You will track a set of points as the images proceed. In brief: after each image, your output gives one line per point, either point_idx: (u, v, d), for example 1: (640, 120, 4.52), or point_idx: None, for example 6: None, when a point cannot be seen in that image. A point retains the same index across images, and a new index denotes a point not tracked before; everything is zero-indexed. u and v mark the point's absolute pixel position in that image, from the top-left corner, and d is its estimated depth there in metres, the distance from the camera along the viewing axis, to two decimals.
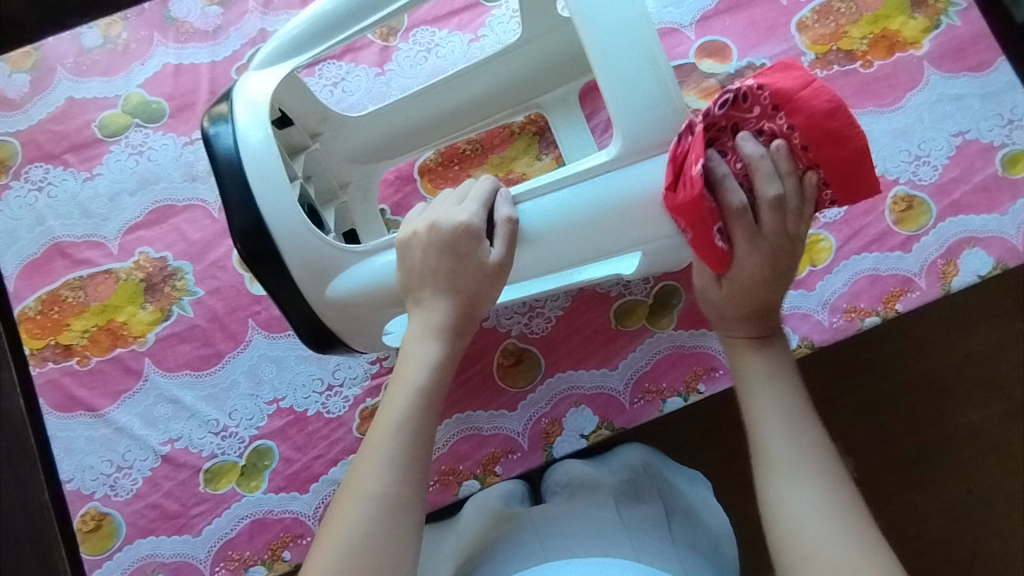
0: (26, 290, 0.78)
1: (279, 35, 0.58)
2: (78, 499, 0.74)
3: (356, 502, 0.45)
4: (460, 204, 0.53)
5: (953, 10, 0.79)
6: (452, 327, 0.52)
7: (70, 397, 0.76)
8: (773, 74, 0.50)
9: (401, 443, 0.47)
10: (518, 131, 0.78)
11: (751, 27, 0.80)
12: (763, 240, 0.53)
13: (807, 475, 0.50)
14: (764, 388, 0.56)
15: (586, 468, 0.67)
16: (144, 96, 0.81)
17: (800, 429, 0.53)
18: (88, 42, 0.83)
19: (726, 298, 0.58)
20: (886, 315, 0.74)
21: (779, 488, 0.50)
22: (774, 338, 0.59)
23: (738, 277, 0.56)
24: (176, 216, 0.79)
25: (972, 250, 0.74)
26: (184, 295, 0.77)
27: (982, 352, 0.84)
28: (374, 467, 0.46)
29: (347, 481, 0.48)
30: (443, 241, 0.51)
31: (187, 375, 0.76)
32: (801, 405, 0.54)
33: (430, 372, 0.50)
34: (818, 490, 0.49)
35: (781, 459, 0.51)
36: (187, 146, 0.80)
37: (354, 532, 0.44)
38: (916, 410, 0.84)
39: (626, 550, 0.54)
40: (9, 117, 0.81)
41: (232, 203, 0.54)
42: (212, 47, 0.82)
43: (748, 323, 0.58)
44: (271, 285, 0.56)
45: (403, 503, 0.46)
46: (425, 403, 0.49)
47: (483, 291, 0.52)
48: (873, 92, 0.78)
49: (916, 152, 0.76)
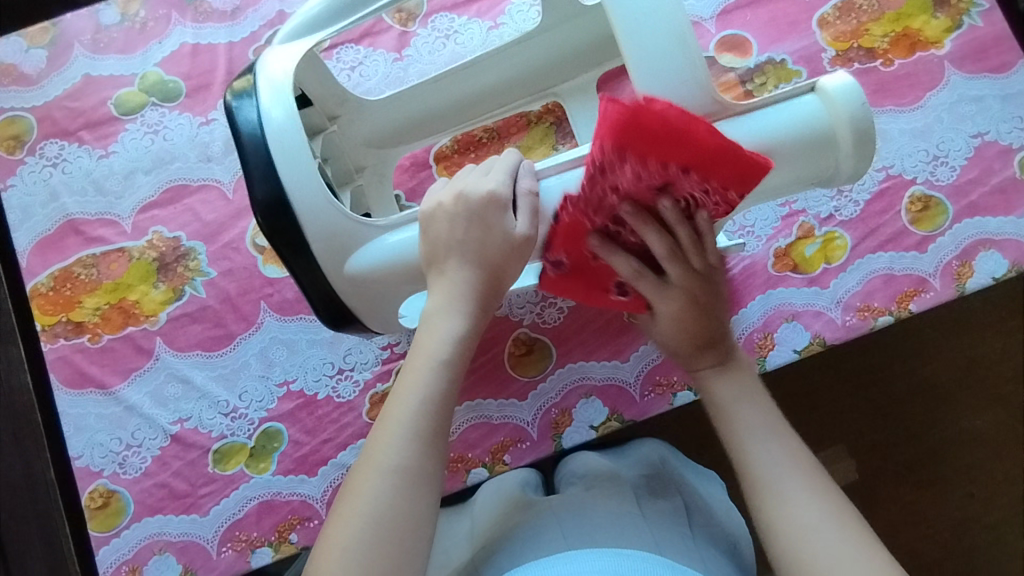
0: (39, 266, 0.78)
1: (300, 14, 0.58)
2: (86, 476, 0.74)
3: (376, 476, 0.45)
4: (488, 175, 0.53)
5: (976, 10, 0.78)
6: (472, 300, 0.51)
7: (81, 374, 0.76)
8: (618, 138, 0.45)
9: (422, 419, 0.47)
10: (535, 121, 0.78)
11: (772, 21, 0.80)
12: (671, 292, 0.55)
13: (798, 473, 0.49)
14: (747, 404, 0.55)
15: (601, 461, 0.68)
16: (161, 75, 0.81)
17: (783, 438, 0.52)
18: (105, 19, 0.82)
19: (669, 331, 0.59)
20: (899, 314, 0.74)
21: (767, 495, 0.48)
22: (731, 356, 0.58)
23: (659, 299, 0.55)
24: (190, 196, 0.79)
25: (988, 252, 0.74)
26: (197, 275, 0.77)
27: (987, 355, 0.84)
28: (395, 443, 0.46)
29: (364, 455, 0.47)
30: (470, 210, 0.51)
31: (198, 355, 0.76)
32: (779, 421, 0.53)
33: (453, 347, 0.50)
34: (809, 487, 0.48)
35: (770, 478, 0.49)
36: (202, 127, 0.80)
37: (375, 507, 0.44)
38: (919, 413, 0.84)
39: (648, 541, 0.54)
40: (26, 93, 0.81)
41: (255, 177, 0.54)
42: (230, 28, 0.81)
43: (701, 351, 0.58)
44: (292, 260, 0.56)
45: (423, 479, 0.46)
46: (447, 377, 0.49)
47: (508, 264, 0.51)
48: (893, 91, 0.78)
49: (935, 152, 0.76)
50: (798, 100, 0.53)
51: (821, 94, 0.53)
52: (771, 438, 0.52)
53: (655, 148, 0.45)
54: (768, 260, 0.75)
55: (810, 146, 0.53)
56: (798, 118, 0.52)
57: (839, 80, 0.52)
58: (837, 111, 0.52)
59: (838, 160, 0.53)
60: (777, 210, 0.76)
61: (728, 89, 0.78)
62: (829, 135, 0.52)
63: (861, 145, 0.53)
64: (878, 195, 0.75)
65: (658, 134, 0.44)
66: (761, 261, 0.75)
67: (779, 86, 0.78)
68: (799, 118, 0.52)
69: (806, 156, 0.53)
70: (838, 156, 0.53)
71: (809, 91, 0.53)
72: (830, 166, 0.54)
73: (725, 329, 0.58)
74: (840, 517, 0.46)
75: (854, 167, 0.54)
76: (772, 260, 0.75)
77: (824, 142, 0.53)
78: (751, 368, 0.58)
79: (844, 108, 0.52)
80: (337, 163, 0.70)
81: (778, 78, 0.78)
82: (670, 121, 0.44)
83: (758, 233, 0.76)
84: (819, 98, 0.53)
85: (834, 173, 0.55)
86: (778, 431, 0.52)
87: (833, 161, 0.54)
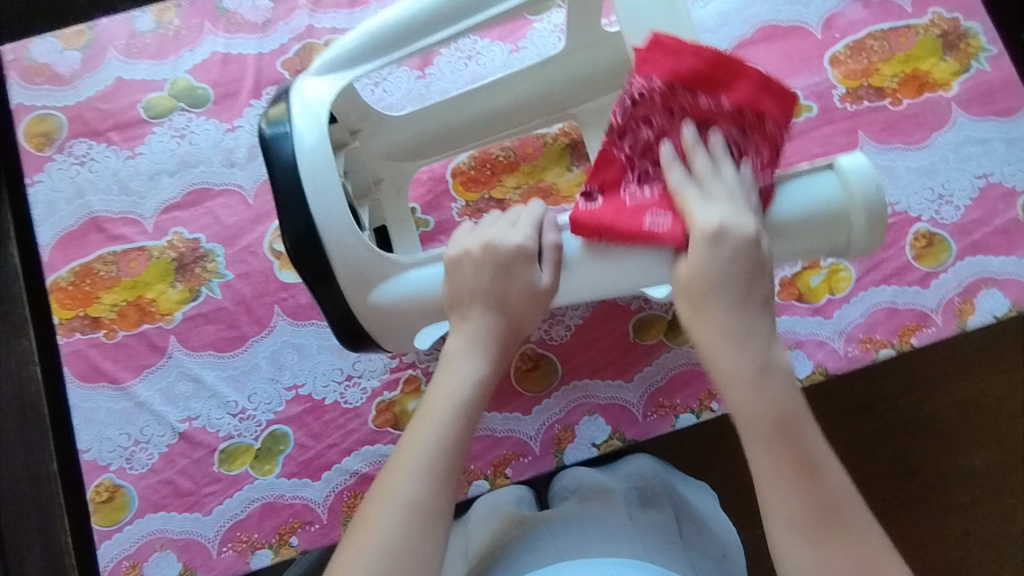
0: (60, 261, 0.80)
1: (336, 47, 0.60)
2: (92, 469, 0.75)
3: (392, 508, 0.49)
4: (514, 226, 0.56)
5: (984, 55, 0.81)
6: (493, 345, 0.56)
7: (94, 368, 0.77)
8: (647, 62, 0.51)
9: (437, 456, 0.51)
10: (551, 142, 0.80)
11: (785, 57, 0.82)
12: (725, 207, 0.50)
13: (840, 529, 0.46)
14: (782, 439, 0.47)
15: (596, 477, 0.69)
16: (190, 82, 0.83)
17: (818, 477, 0.47)
18: (140, 26, 0.85)
19: (704, 278, 0.49)
20: (901, 348, 0.75)
21: (792, 540, 0.46)
22: (771, 353, 0.49)
23: (706, 258, 0.49)
24: (212, 200, 0.81)
25: (989, 290, 0.75)
26: (214, 277, 0.79)
27: (988, 395, 0.85)
28: (410, 476, 0.50)
29: (380, 485, 0.51)
30: (496, 262, 0.54)
31: (210, 355, 0.77)
32: (815, 453, 0.48)
33: (472, 388, 0.54)
34: (845, 544, 0.46)
35: (806, 514, 0.46)
36: (228, 133, 0.82)
37: (389, 538, 0.48)
38: (919, 449, 0.85)
39: (638, 551, 0.56)
40: (58, 92, 0.84)
41: (287, 207, 0.55)
42: (260, 40, 0.84)
43: (743, 343, 0.49)
44: (315, 285, 0.57)
45: (435, 514, 0.49)
46: (465, 417, 0.53)
47: (528, 315, 0.56)
48: (902, 129, 0.80)
49: (940, 191, 0.78)
50: (814, 178, 0.53)
51: (839, 173, 0.52)
52: (815, 466, 0.47)
53: (697, 81, 0.51)
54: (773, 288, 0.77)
55: (821, 222, 0.53)
56: (812, 195, 0.53)
57: (858, 159, 0.52)
58: (853, 192, 0.52)
59: (851, 239, 0.53)
60: None
61: None
62: (842, 213, 0.52)
63: (873, 225, 0.52)
64: None
65: (695, 76, 0.51)
66: None
67: None
68: (814, 196, 0.53)
69: (818, 232, 0.53)
70: (850, 233, 0.53)
71: (827, 168, 0.53)
72: (842, 241, 0.53)
73: (768, 296, 0.50)
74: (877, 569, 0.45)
75: (866, 245, 0.53)
76: (777, 288, 0.77)
77: (835, 219, 0.52)
78: (785, 370, 0.50)
79: (860, 189, 0.52)
80: (355, 174, 0.71)
81: None
82: (721, 55, 0.51)
83: None
84: (837, 177, 0.52)
85: (846, 247, 0.54)
86: (817, 471, 0.47)
87: (845, 236, 0.53)
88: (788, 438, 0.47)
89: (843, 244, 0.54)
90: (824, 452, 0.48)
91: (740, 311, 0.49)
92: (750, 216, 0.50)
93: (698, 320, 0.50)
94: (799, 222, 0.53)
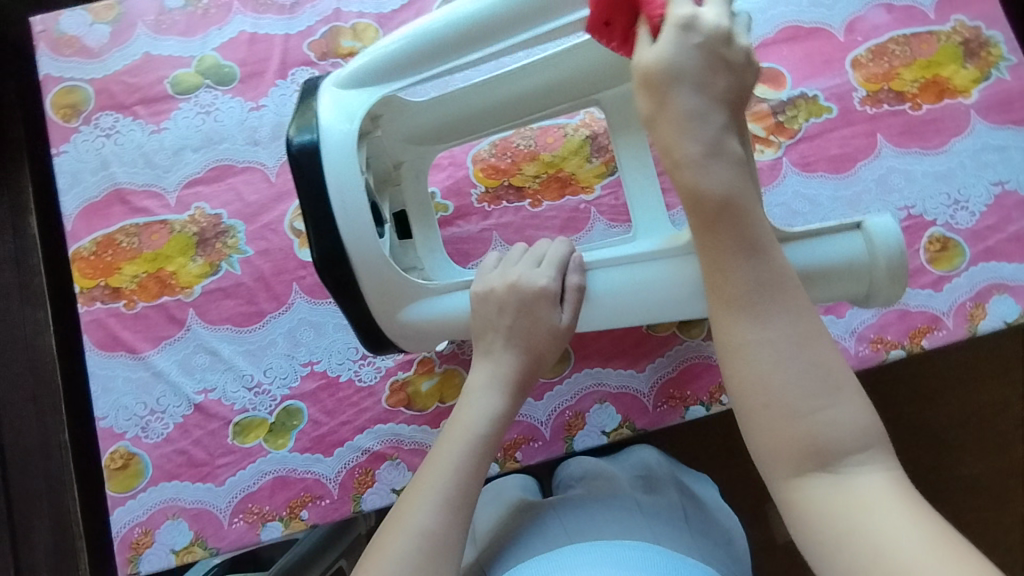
0: (83, 231, 0.81)
1: (370, 54, 0.59)
2: (108, 436, 0.76)
3: (404, 536, 0.50)
4: (539, 266, 0.61)
5: (1005, 64, 0.81)
6: (512, 382, 0.59)
7: (113, 337, 0.78)
8: None
9: (453, 489, 0.52)
10: (572, 133, 0.81)
11: (807, 58, 0.83)
12: (714, 20, 0.47)
13: (779, 303, 0.46)
14: (726, 221, 0.46)
15: (599, 464, 0.70)
16: (218, 59, 0.84)
17: (759, 259, 0.46)
18: (169, 2, 0.86)
19: (676, 58, 0.46)
20: (911, 349, 0.75)
21: (735, 325, 0.46)
22: (726, 141, 0.47)
23: (675, 47, 0.46)
24: (234, 176, 0.82)
25: (1001, 296, 0.76)
26: (234, 252, 0.80)
27: (988, 407, 0.88)
28: (427, 506, 0.51)
29: (394, 517, 0.52)
30: (520, 300, 0.59)
31: (228, 329, 0.78)
32: (760, 236, 0.47)
33: (490, 423, 0.57)
34: (784, 317, 0.45)
35: (748, 298, 0.46)
36: (253, 112, 0.83)
37: (400, 564, 0.49)
38: (921, 453, 0.88)
39: (646, 533, 0.57)
40: (87, 65, 0.85)
41: (314, 229, 0.57)
42: (288, 21, 0.85)
43: (701, 123, 0.46)
44: (340, 296, 0.59)
45: (445, 550, 0.50)
46: (482, 453, 0.55)
47: (549, 352, 0.60)
48: (920, 134, 0.80)
49: (956, 196, 0.78)
50: (843, 235, 0.57)
51: (865, 234, 0.57)
52: (758, 247, 0.46)
53: None
54: None
55: (848, 273, 0.57)
56: (840, 251, 0.56)
57: (883, 220, 0.57)
58: (876, 253, 0.56)
59: (872, 289, 0.57)
60: None
61: (760, 119, 0.81)
62: (868, 263, 0.57)
63: (893, 280, 0.57)
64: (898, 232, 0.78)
65: None
66: None
67: (809, 120, 0.81)
68: (842, 253, 0.56)
69: (840, 283, 0.57)
70: (874, 282, 0.57)
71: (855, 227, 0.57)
72: (864, 291, 0.58)
73: (732, 93, 0.48)
74: (816, 346, 0.45)
75: (886, 296, 0.58)
76: None
77: (860, 272, 0.57)
78: (739, 154, 0.47)
79: (885, 250, 0.56)
80: (375, 159, 0.72)
81: (809, 112, 0.81)
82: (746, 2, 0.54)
83: None
84: (863, 237, 0.57)
85: (868, 296, 0.59)
86: (760, 254, 0.46)
87: (867, 287, 0.58)
88: (733, 219, 0.46)
89: (863, 294, 0.58)
90: (771, 238, 0.47)
91: (703, 99, 0.47)
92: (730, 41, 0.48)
93: (659, 107, 0.47)
94: (828, 275, 0.56)
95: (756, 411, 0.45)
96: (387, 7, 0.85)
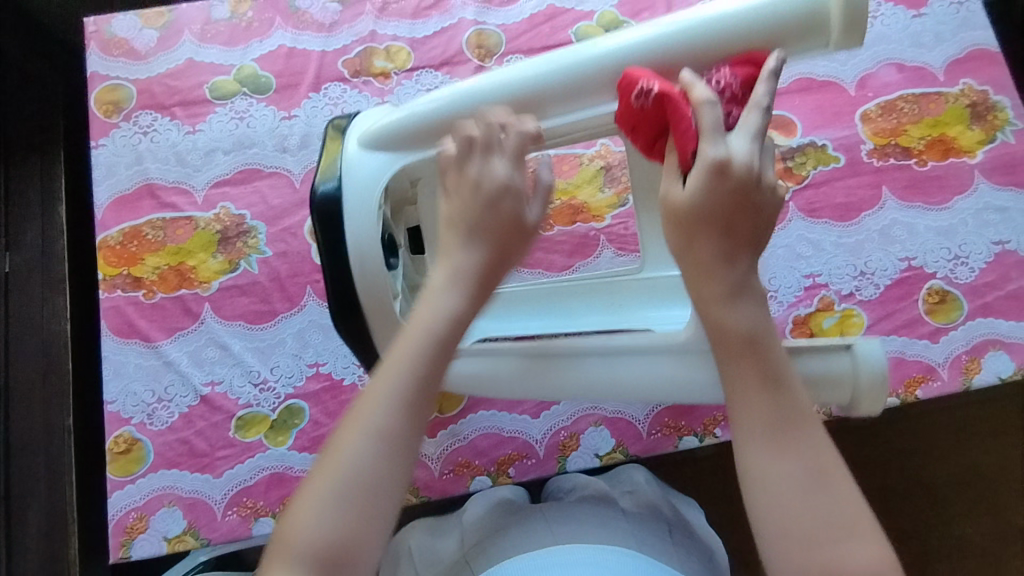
0: (112, 221, 0.84)
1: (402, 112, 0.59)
2: (114, 421, 0.78)
3: (356, 438, 0.42)
4: (497, 156, 0.52)
5: (1010, 128, 0.84)
6: (478, 275, 0.50)
7: (130, 325, 0.81)
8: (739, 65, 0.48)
9: (410, 386, 0.44)
10: (587, 163, 0.84)
11: (819, 109, 0.86)
12: (750, 152, 0.44)
13: (801, 441, 0.42)
14: (750, 352, 0.44)
15: (588, 478, 0.72)
16: (256, 70, 0.89)
17: (783, 393, 0.43)
18: (216, 14, 0.91)
19: (704, 193, 0.44)
20: (905, 398, 0.77)
21: (756, 455, 0.42)
22: (750, 275, 0.45)
23: (705, 181, 0.43)
24: (261, 180, 0.85)
25: (996, 352, 0.77)
26: (253, 252, 0.83)
27: (984, 467, 0.91)
28: (380, 402, 0.43)
29: (343, 421, 0.44)
30: (484, 186, 0.51)
31: (240, 326, 0.80)
32: (785, 370, 0.44)
33: (447, 321, 0.47)
34: (806, 454, 0.42)
35: (773, 428, 0.42)
36: (284, 121, 0.87)
37: (352, 470, 0.41)
38: (917, 513, 0.91)
39: (631, 541, 0.58)
40: (132, 66, 0.90)
41: (336, 286, 0.60)
42: (325, 39, 0.90)
43: (723, 257, 0.44)
44: (356, 346, 0.63)
45: (400, 444, 0.42)
46: (440, 344, 0.46)
47: (517, 244, 0.52)
48: (924, 189, 0.83)
49: (957, 252, 0.80)
50: (832, 352, 0.56)
51: (854, 352, 0.55)
52: (782, 381, 0.44)
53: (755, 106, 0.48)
54: (786, 325, 0.79)
55: (830, 379, 0.55)
56: (825, 364, 0.55)
57: (869, 342, 0.56)
58: (861, 373, 0.55)
59: (855, 399, 0.55)
60: (802, 280, 0.81)
61: None
62: (851, 376, 0.55)
63: (873, 393, 0.55)
64: (898, 282, 0.80)
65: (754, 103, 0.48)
66: (780, 324, 0.79)
67: (817, 168, 0.84)
68: (827, 367, 0.55)
69: (823, 392, 0.56)
70: (857, 394, 0.55)
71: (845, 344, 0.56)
72: (847, 399, 0.56)
73: (759, 228, 0.45)
74: (837, 484, 0.42)
75: (869, 409, 0.56)
76: (790, 326, 0.79)
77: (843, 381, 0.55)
78: (761, 289, 0.46)
79: (869, 375, 0.55)
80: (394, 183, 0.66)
81: (817, 160, 0.84)
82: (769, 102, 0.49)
83: (780, 299, 0.80)
84: (852, 358, 0.55)
85: (852, 407, 0.57)
86: (783, 388, 0.44)
87: (850, 396, 0.56)
88: (756, 351, 0.44)
89: (846, 403, 0.56)
90: (795, 373, 0.44)
91: (728, 231, 0.44)
92: (763, 176, 0.44)
93: (682, 229, 0.45)
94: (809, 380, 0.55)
95: (777, 542, 0.41)
96: (420, 33, 0.89)
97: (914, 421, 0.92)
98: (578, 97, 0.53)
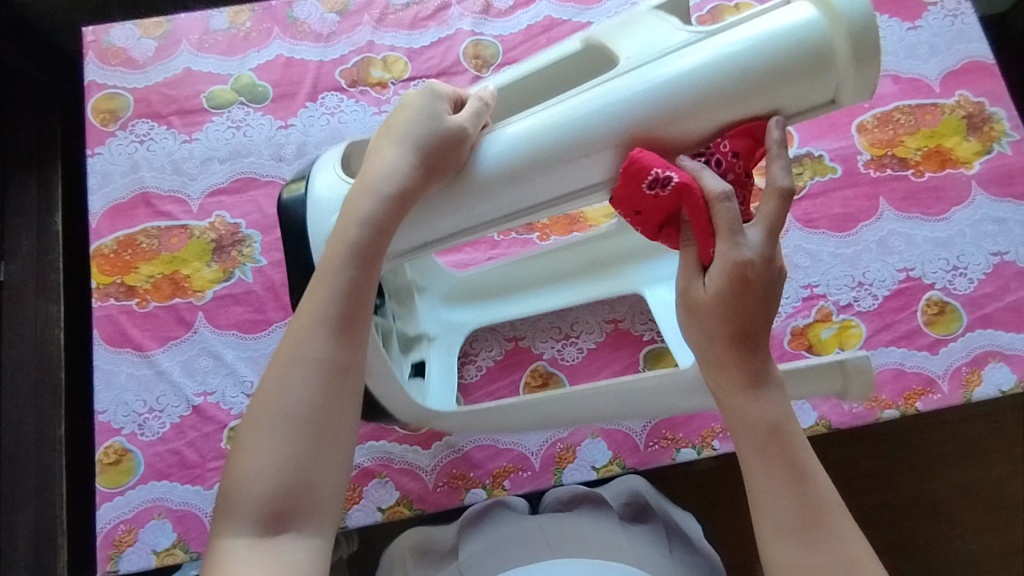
0: (106, 229, 0.84)
1: None
2: (104, 431, 0.77)
3: (295, 366, 0.48)
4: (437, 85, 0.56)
5: (1006, 140, 0.84)
6: (399, 183, 0.51)
7: (122, 333, 0.80)
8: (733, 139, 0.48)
9: (339, 306, 0.49)
10: None
11: (816, 120, 0.86)
12: (765, 250, 0.45)
13: (825, 532, 0.45)
14: (771, 449, 0.46)
15: (583, 487, 0.70)
16: (253, 79, 0.89)
17: (805, 485, 0.46)
18: (214, 24, 0.91)
19: (723, 296, 0.45)
20: (905, 410, 0.75)
21: (781, 548, 0.45)
22: (768, 370, 0.47)
23: (725, 286, 0.45)
24: (257, 189, 0.85)
25: (997, 364, 0.76)
26: (248, 261, 0.82)
27: (987, 483, 0.90)
28: (313, 331, 0.49)
29: (282, 346, 0.50)
30: (419, 100, 0.53)
31: (233, 335, 0.80)
32: (806, 461, 0.46)
33: (364, 227, 0.50)
34: (831, 549, 0.44)
35: (795, 522, 0.45)
36: (281, 130, 0.87)
37: (294, 396, 0.47)
38: (920, 529, 0.89)
39: (634, 558, 0.58)
40: (129, 75, 0.90)
41: None
42: (323, 49, 0.90)
43: (739, 358, 0.47)
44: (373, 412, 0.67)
45: (338, 369, 0.49)
46: (364, 260, 0.50)
47: (446, 146, 0.51)
48: (921, 200, 0.83)
49: (955, 263, 0.80)
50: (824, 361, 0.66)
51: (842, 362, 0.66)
52: (803, 472, 0.46)
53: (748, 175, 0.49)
54: (785, 335, 0.78)
55: (822, 373, 0.66)
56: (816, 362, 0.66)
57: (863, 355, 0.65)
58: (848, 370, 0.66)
59: (846, 389, 0.67)
60: (800, 291, 0.80)
61: None
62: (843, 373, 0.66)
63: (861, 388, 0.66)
64: (896, 293, 0.79)
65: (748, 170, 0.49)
66: (779, 334, 0.78)
67: (814, 179, 0.84)
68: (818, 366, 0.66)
69: (818, 383, 0.67)
70: (847, 385, 0.67)
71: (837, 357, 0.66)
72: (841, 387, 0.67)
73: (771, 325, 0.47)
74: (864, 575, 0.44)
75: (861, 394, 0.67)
76: (788, 336, 0.78)
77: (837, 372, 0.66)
78: (779, 377, 0.48)
79: (855, 372, 0.65)
80: None
81: (814, 171, 0.84)
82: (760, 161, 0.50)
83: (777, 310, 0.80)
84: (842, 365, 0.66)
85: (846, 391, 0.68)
86: (807, 480, 0.46)
87: (843, 384, 0.67)
88: (776, 446, 0.46)
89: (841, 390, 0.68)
90: (815, 461, 0.47)
91: (740, 335, 0.46)
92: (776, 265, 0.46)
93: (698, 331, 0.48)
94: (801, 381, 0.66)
95: None
96: (418, 43, 0.90)
97: (915, 437, 0.91)
98: (565, 164, 0.50)
